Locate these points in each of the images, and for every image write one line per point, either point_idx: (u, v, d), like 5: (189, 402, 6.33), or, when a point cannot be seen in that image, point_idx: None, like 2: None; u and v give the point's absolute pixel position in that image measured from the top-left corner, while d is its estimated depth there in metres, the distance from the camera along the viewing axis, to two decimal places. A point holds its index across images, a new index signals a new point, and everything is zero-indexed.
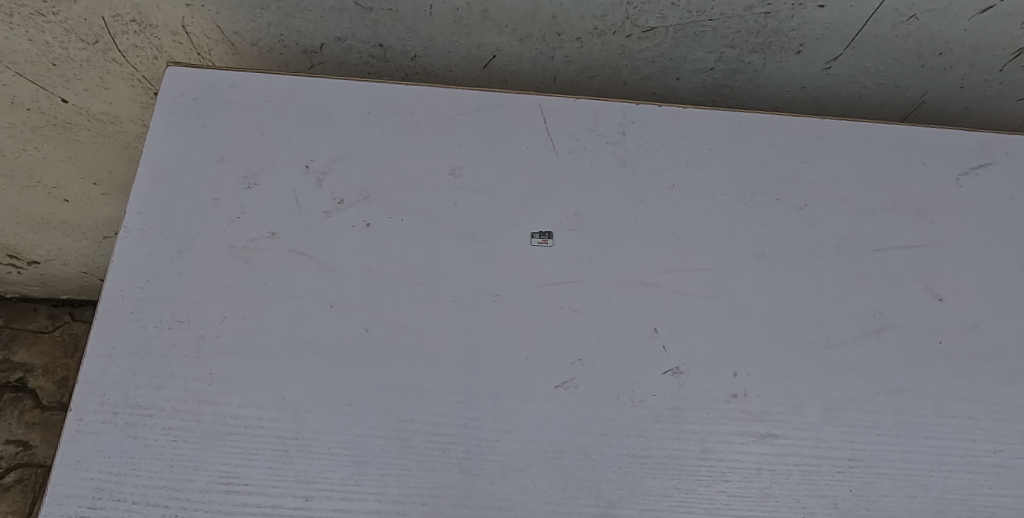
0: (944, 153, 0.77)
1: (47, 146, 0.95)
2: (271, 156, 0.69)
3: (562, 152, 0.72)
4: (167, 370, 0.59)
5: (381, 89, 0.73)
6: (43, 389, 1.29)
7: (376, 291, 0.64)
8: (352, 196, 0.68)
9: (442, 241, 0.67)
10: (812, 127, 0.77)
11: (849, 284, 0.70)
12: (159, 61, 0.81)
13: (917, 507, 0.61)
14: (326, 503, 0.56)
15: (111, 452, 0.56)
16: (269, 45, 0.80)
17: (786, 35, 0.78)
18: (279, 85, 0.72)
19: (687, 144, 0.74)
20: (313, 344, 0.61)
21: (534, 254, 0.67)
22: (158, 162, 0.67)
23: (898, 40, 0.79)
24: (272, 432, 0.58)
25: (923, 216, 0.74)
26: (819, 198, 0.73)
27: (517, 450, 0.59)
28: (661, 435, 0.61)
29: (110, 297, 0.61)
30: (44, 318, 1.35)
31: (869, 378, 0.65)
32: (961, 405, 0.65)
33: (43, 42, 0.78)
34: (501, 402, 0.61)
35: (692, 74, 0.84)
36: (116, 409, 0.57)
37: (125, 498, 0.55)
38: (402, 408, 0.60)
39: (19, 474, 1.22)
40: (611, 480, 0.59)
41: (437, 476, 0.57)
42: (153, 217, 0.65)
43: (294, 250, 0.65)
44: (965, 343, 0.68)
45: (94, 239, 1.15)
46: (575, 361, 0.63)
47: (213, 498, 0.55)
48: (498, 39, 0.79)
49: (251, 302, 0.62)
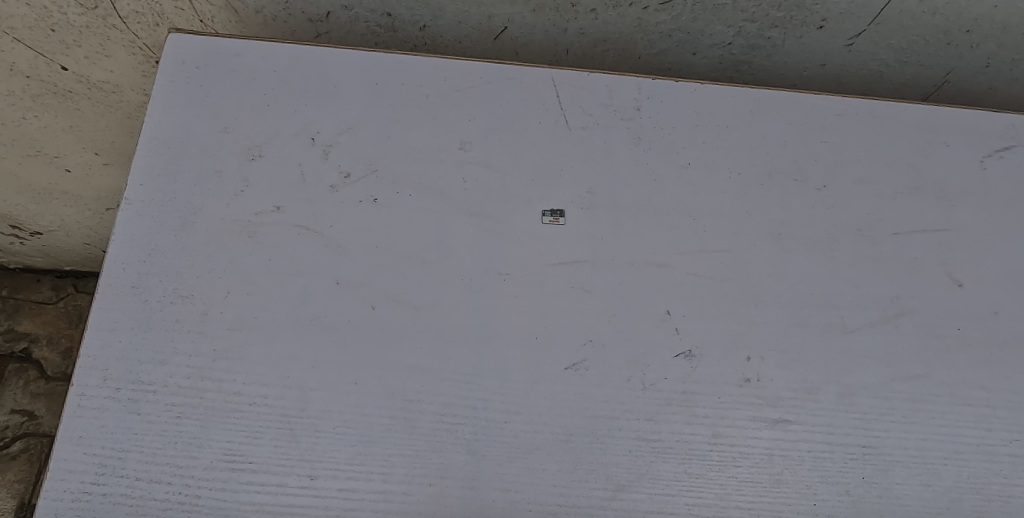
0: (968, 134, 0.75)
1: (47, 115, 0.93)
2: (276, 128, 0.67)
3: (575, 128, 0.70)
4: (169, 346, 0.58)
5: (388, 59, 0.71)
6: (48, 359, 1.29)
7: (383, 268, 0.62)
8: (358, 170, 0.66)
9: (450, 218, 0.65)
10: (833, 105, 0.74)
11: (866, 268, 0.68)
12: (161, 28, 0.79)
13: (929, 495, 0.60)
14: (332, 483, 0.55)
15: (113, 428, 0.55)
16: (273, 12, 0.77)
17: (808, 9, 0.76)
18: (282, 54, 0.70)
19: (704, 122, 0.72)
20: (319, 321, 0.60)
21: (545, 232, 0.65)
22: (160, 132, 0.65)
23: (925, 16, 0.76)
24: (276, 411, 0.57)
25: (945, 199, 0.72)
26: (838, 179, 0.71)
27: (525, 432, 0.58)
28: (671, 419, 0.60)
29: (112, 270, 0.60)
30: (48, 288, 1.34)
31: (885, 365, 0.64)
32: (979, 393, 0.64)
33: (41, 6, 0.76)
34: (509, 383, 0.59)
35: (709, 49, 0.81)
36: (118, 384, 0.56)
37: (128, 475, 0.54)
38: (408, 387, 0.58)
39: (25, 443, 1.22)
40: (621, 464, 0.58)
41: (444, 456, 0.57)
42: (155, 189, 0.63)
43: (298, 224, 0.63)
44: (983, 330, 0.67)
45: (96, 210, 1.14)
46: (586, 342, 0.62)
47: (218, 476, 0.54)
48: (510, 9, 0.76)
49: (255, 278, 0.61)
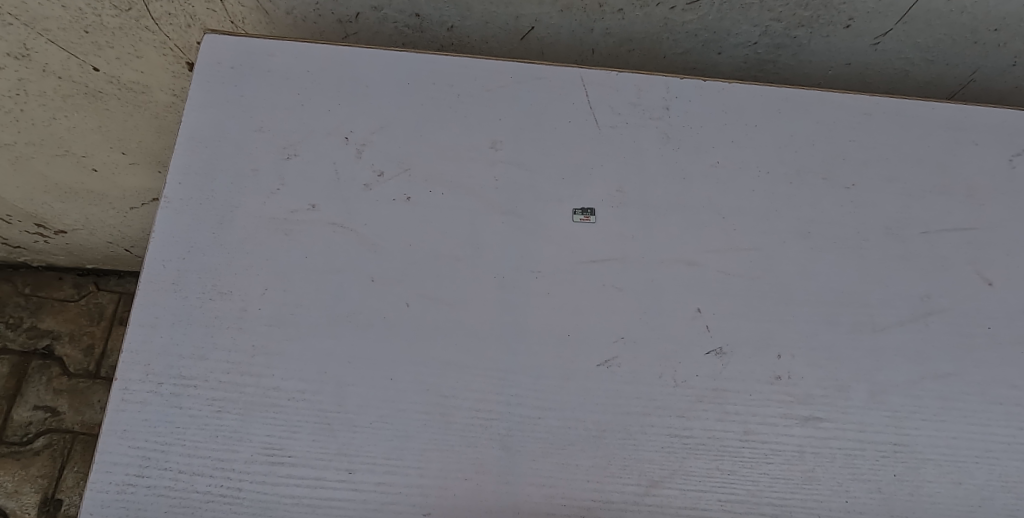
0: (996, 133, 0.75)
1: (77, 114, 0.94)
2: (309, 127, 0.68)
3: (604, 127, 0.70)
4: (209, 341, 0.59)
5: (418, 59, 0.72)
6: (71, 356, 1.31)
7: (417, 266, 0.63)
8: (391, 169, 0.67)
9: (482, 216, 0.66)
10: (860, 104, 0.75)
11: (896, 267, 0.68)
12: (192, 29, 0.80)
13: (961, 493, 0.60)
14: (369, 477, 0.56)
15: (156, 421, 0.56)
16: (303, 13, 0.78)
17: (835, 8, 0.76)
18: (314, 54, 0.71)
19: (732, 121, 0.72)
20: (355, 318, 0.61)
21: (576, 230, 0.66)
22: (196, 132, 0.66)
23: (953, 15, 0.76)
24: (314, 406, 0.58)
25: (974, 198, 0.72)
26: (866, 177, 0.72)
27: (559, 427, 0.59)
28: (703, 416, 0.60)
29: (152, 267, 0.61)
30: (70, 286, 1.36)
31: (916, 363, 0.64)
32: (1010, 391, 0.64)
33: (76, 8, 0.77)
34: (542, 379, 0.60)
35: (735, 49, 0.82)
36: (160, 379, 0.57)
37: (170, 467, 0.55)
38: (443, 383, 0.59)
39: (48, 439, 1.25)
40: (654, 460, 0.58)
41: (479, 451, 0.57)
42: (192, 187, 0.64)
43: (334, 222, 0.64)
44: (1013, 329, 0.67)
45: (122, 209, 1.15)
46: (618, 339, 0.62)
47: (259, 469, 0.55)
48: (538, 10, 0.77)
49: (292, 275, 0.62)
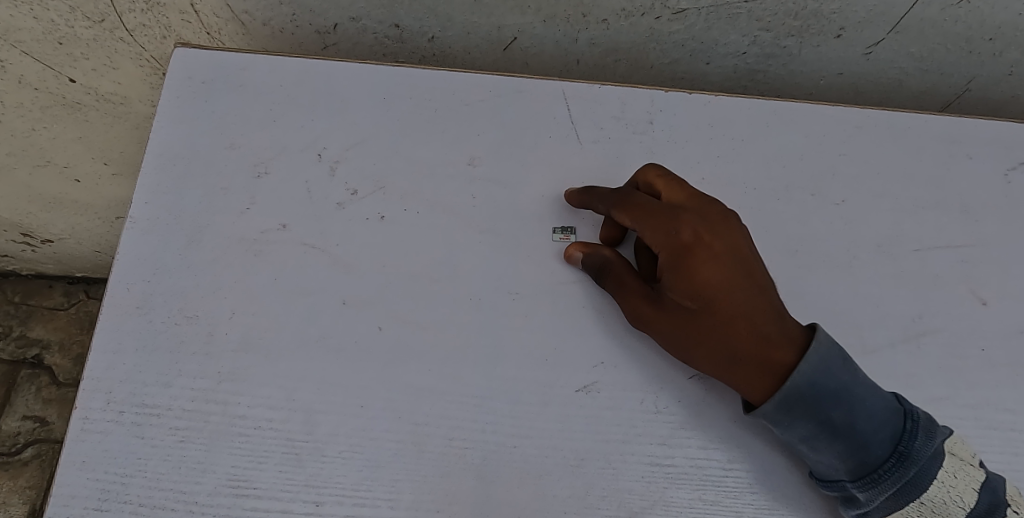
0: (990, 147, 0.73)
1: (56, 126, 0.93)
2: (283, 142, 0.66)
3: (586, 142, 0.69)
4: (174, 368, 0.57)
5: (396, 71, 0.70)
6: (61, 366, 1.29)
7: (391, 288, 0.61)
8: (365, 186, 0.65)
9: (459, 236, 0.64)
10: (851, 117, 0.72)
11: (887, 286, 0.66)
12: (168, 40, 0.78)
13: None
14: (338, 509, 0.54)
15: (117, 452, 0.54)
16: (280, 24, 0.76)
17: (826, 17, 0.73)
18: (288, 68, 0.69)
19: (718, 135, 0.70)
20: (326, 342, 0.59)
21: (556, 250, 0.64)
22: (166, 148, 0.64)
23: (948, 24, 0.74)
24: (282, 435, 0.56)
25: (968, 213, 0.70)
26: (856, 193, 0.70)
27: (535, 456, 0.57)
28: (685, 443, 0.58)
29: (117, 290, 0.59)
30: (59, 294, 1.34)
31: (908, 387, 0.62)
32: (1004, 416, 0.62)
33: (48, 20, 0.75)
34: (519, 406, 0.58)
35: (723, 58, 0.80)
36: (123, 407, 0.55)
37: (131, 500, 0.53)
38: (416, 411, 0.57)
39: (37, 449, 1.23)
40: (634, 490, 0.56)
41: (452, 482, 0.55)
42: (161, 207, 0.62)
43: (306, 242, 0.62)
44: (1008, 350, 0.65)
45: (107, 219, 1.14)
46: (597, 364, 0.60)
47: (222, 501, 0.53)
48: (520, 20, 0.75)
49: (262, 297, 0.60)
